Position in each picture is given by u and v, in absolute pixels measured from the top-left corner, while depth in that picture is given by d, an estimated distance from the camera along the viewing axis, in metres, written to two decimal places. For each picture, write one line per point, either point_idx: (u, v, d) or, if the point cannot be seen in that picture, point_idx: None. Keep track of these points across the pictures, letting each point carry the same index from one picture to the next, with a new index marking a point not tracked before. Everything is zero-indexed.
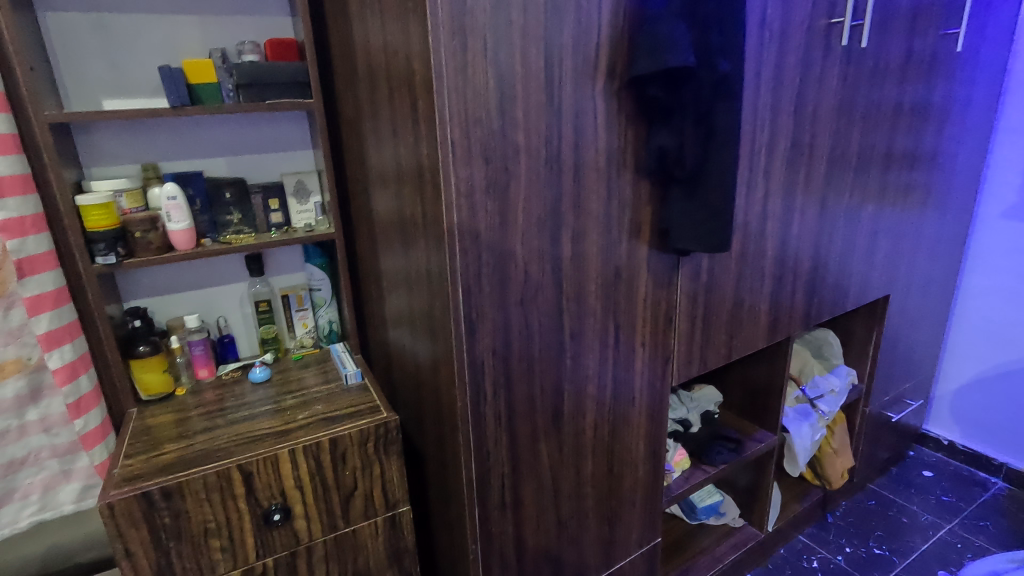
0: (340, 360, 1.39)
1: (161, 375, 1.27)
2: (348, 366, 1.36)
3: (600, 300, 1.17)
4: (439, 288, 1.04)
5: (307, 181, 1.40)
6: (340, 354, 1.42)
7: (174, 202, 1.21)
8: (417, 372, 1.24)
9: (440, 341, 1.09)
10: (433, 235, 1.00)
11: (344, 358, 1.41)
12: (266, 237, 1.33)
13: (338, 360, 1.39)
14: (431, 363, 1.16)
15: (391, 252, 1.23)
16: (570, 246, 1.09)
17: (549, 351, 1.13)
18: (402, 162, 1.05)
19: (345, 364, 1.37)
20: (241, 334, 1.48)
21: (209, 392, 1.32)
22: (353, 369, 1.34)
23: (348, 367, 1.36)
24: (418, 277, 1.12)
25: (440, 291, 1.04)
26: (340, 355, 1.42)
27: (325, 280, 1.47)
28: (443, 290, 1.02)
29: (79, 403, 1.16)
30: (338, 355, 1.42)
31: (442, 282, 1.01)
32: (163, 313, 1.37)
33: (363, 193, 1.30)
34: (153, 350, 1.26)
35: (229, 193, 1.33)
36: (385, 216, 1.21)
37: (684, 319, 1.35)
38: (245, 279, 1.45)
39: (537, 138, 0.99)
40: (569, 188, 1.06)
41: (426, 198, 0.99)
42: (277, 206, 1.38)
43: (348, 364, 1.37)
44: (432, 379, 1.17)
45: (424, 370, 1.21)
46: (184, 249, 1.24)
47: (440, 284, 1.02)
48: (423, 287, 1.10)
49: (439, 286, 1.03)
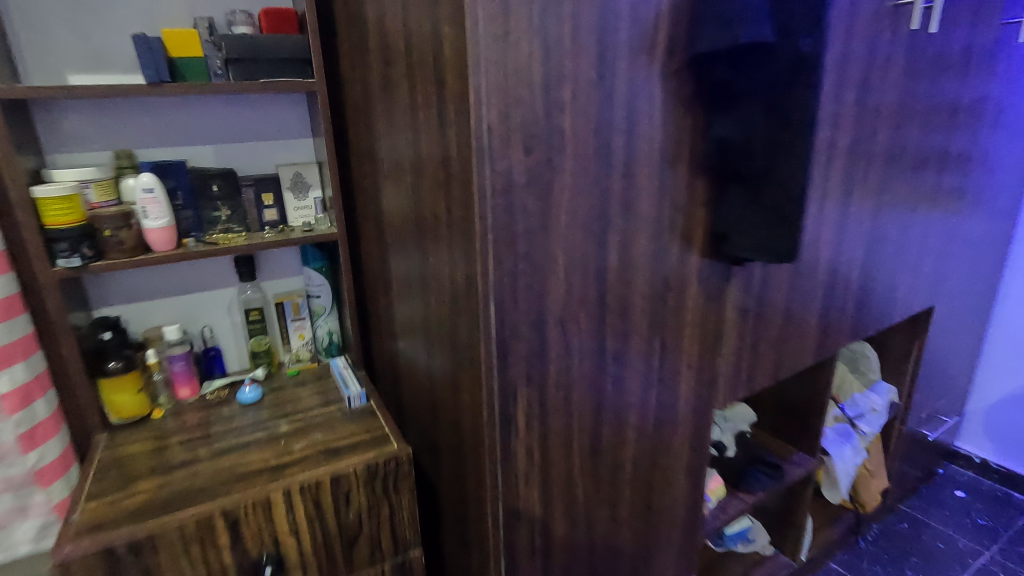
0: (341, 379, 1.22)
1: (134, 397, 1.11)
2: (352, 386, 1.19)
3: (646, 315, 1.01)
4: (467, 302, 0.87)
5: (306, 174, 1.24)
6: (341, 371, 1.25)
7: (152, 197, 1.04)
8: (433, 395, 1.08)
9: (463, 363, 0.93)
10: (460, 239, 0.84)
11: (346, 376, 1.24)
12: (258, 238, 1.16)
13: (339, 380, 1.22)
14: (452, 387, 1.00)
15: (402, 257, 1.06)
16: (616, 253, 0.93)
17: (589, 375, 0.97)
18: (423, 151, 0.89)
19: (348, 384, 1.20)
20: (229, 347, 1.30)
21: (191, 414, 1.15)
22: (356, 389, 1.18)
23: (351, 386, 1.19)
24: (437, 288, 0.96)
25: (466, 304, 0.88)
26: (342, 372, 1.25)
27: (325, 286, 1.29)
28: (471, 304, 0.85)
29: (33, 433, 0.99)
30: (339, 373, 1.25)
31: (470, 295, 0.85)
32: (139, 322, 1.20)
33: (370, 189, 1.13)
34: (126, 368, 1.09)
35: (216, 185, 1.16)
36: (397, 215, 1.04)
37: (733, 335, 1.19)
38: (234, 284, 1.28)
39: (585, 126, 0.83)
40: (618, 186, 0.90)
41: (452, 195, 0.82)
42: (272, 202, 1.21)
43: (350, 384, 1.20)
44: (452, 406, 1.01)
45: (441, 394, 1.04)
46: (162, 251, 1.07)
47: (466, 297, 0.86)
48: (445, 300, 0.94)
49: (466, 299, 0.86)
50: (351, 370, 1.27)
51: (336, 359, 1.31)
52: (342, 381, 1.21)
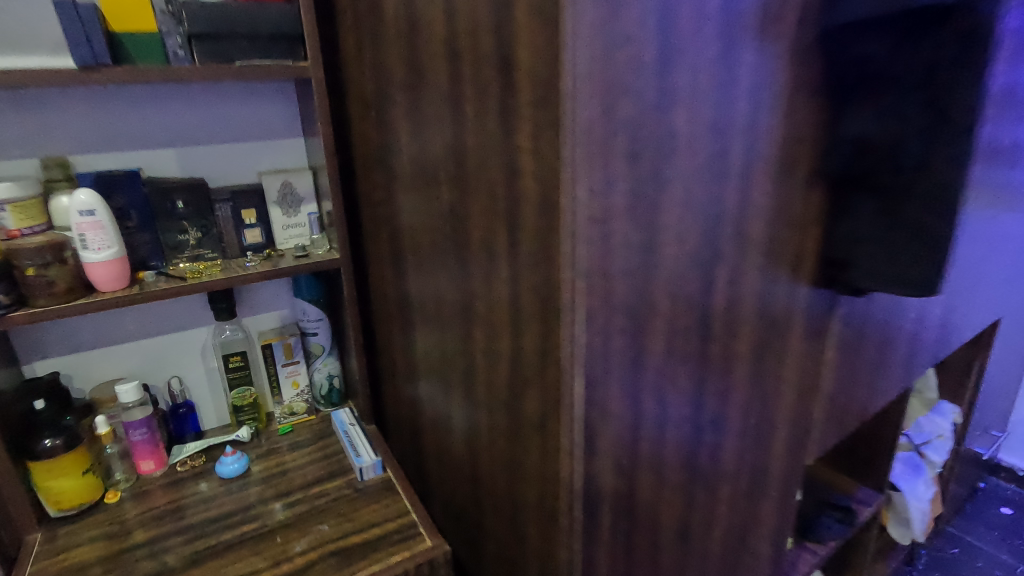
0: (349, 443, 0.98)
1: (79, 481, 0.85)
2: (363, 452, 0.95)
3: (747, 366, 0.79)
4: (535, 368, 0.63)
5: (297, 183, 0.98)
6: (347, 432, 1.00)
7: (94, 221, 0.78)
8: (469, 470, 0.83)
9: (523, 445, 0.68)
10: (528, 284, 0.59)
11: (354, 437, 0.99)
12: (238, 269, 0.91)
13: (346, 444, 0.98)
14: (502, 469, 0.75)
15: (428, 296, 0.82)
16: (724, 292, 0.70)
17: (682, 450, 0.74)
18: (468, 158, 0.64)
19: (357, 449, 0.96)
20: (204, 400, 1.05)
21: (158, 496, 0.90)
22: (370, 456, 0.93)
23: (363, 453, 0.94)
24: (483, 341, 0.71)
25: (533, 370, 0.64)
26: (347, 432, 1.00)
27: (323, 322, 1.06)
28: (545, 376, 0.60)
29: None
30: (345, 433, 1.00)
31: (544, 360, 0.60)
32: (86, 378, 0.94)
33: (382, 204, 0.88)
34: (67, 445, 0.83)
35: (181, 201, 0.90)
36: (421, 240, 0.79)
37: (831, 377, 0.97)
38: (208, 323, 1.02)
39: (703, 125, 0.59)
40: (733, 204, 0.66)
41: (518, 224, 0.58)
42: (254, 221, 0.96)
43: (361, 449, 0.96)
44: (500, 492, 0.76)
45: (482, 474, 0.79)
46: (112, 291, 0.81)
47: (536, 363, 0.61)
48: (496, 358, 0.69)
49: (536, 365, 0.61)
50: (359, 427, 1.02)
51: (338, 413, 1.06)
52: (350, 445, 0.97)
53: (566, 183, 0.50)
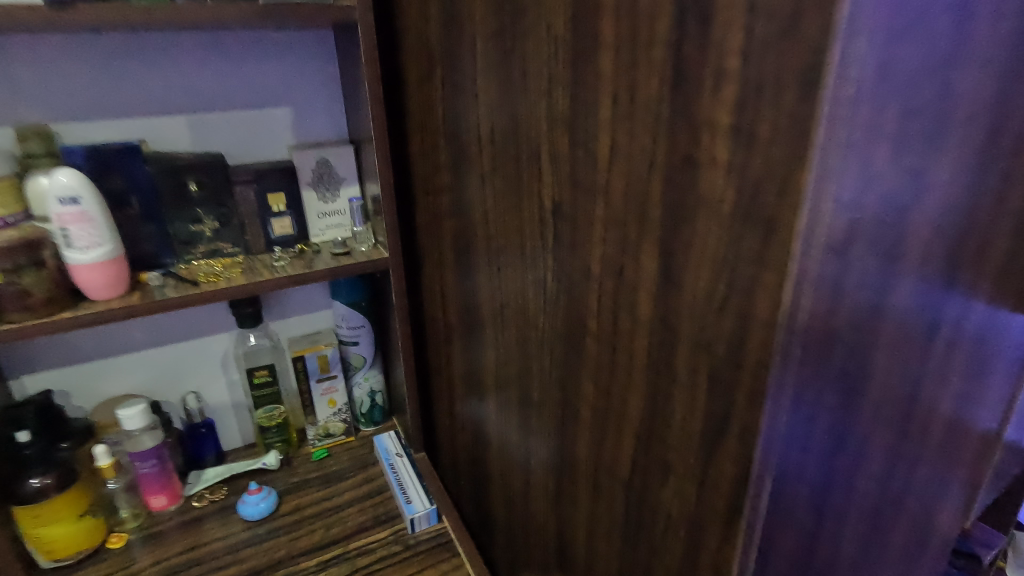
0: (395, 481, 0.80)
1: (74, 527, 0.70)
2: (412, 496, 0.77)
3: (942, 429, 0.57)
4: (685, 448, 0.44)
5: (336, 162, 0.79)
6: (393, 466, 0.83)
7: (79, 211, 0.60)
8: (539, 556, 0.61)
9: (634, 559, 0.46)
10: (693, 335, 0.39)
11: (402, 475, 0.82)
12: (264, 269, 0.73)
13: (392, 482, 0.80)
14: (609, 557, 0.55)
15: (504, 316, 0.62)
16: (944, 338, 0.49)
17: (856, 546, 0.54)
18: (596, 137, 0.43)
19: (406, 490, 0.79)
20: (226, 418, 0.89)
21: (169, 541, 0.75)
22: (421, 502, 0.76)
23: (412, 497, 0.77)
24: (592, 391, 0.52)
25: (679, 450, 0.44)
26: (393, 466, 0.83)
27: (365, 329, 0.87)
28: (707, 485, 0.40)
29: None
30: (391, 467, 0.83)
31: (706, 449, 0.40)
32: (87, 394, 0.78)
33: (443, 191, 0.67)
34: (59, 484, 0.68)
35: (194, 182, 0.72)
36: (501, 244, 0.59)
37: (1015, 430, 0.74)
38: (229, 330, 0.85)
39: (975, 94, 0.38)
40: (981, 214, 0.45)
41: (680, 244, 0.38)
42: (284, 208, 0.78)
43: (411, 492, 0.78)
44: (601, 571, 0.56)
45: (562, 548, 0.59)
46: (105, 302, 0.63)
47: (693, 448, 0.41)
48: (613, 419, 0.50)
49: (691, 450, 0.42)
50: (407, 459, 0.84)
51: (381, 437, 0.88)
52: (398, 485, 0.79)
53: (812, 191, 0.30)
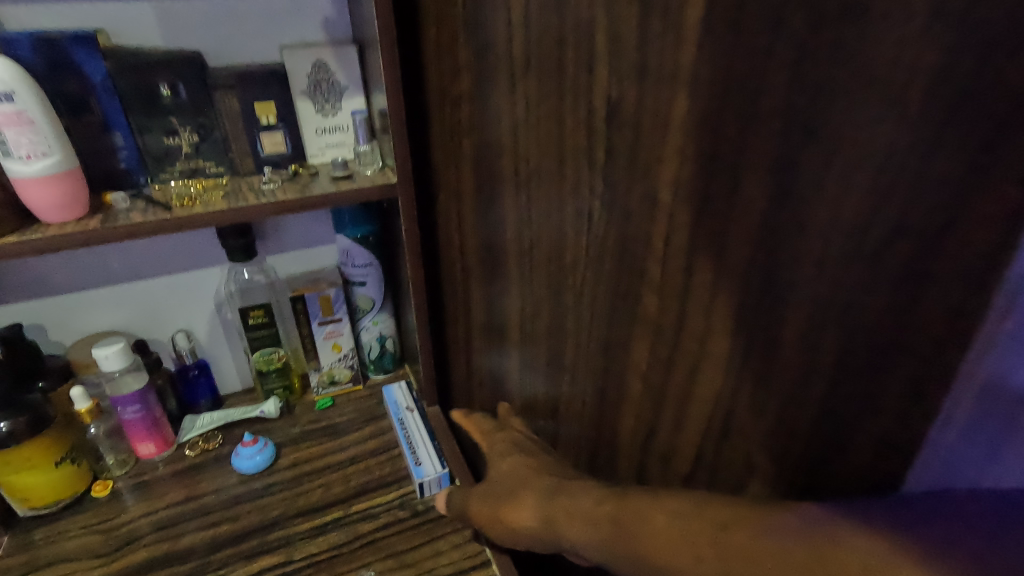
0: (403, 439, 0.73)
1: (51, 475, 0.63)
2: (422, 457, 0.70)
3: None
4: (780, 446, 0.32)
5: (336, 66, 0.66)
6: (402, 421, 0.75)
7: (15, 110, 0.49)
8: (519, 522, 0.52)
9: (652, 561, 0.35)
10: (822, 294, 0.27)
11: (411, 431, 0.74)
12: (252, 192, 0.62)
13: (401, 439, 0.73)
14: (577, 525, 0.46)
15: (535, 259, 0.50)
16: None
17: None
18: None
19: (416, 450, 0.71)
20: (222, 360, 0.81)
21: (159, 492, 0.68)
22: (432, 465, 0.68)
23: (423, 458, 0.69)
24: (648, 359, 0.40)
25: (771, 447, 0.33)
26: (402, 422, 0.75)
27: (373, 268, 0.77)
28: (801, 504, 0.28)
29: None
30: (400, 421, 0.75)
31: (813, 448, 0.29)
32: (66, 329, 0.71)
33: (463, 99, 0.54)
34: (31, 429, 0.60)
35: (166, 85, 0.60)
36: (534, 166, 0.45)
37: None
38: (221, 263, 0.75)
39: None
40: None
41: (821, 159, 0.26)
42: (275, 120, 0.65)
43: (421, 452, 0.70)
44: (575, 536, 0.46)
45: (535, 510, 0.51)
46: (59, 225, 0.53)
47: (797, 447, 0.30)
48: (675, 396, 0.38)
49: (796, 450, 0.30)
50: (417, 413, 0.76)
51: (389, 387, 0.80)
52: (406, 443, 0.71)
53: None
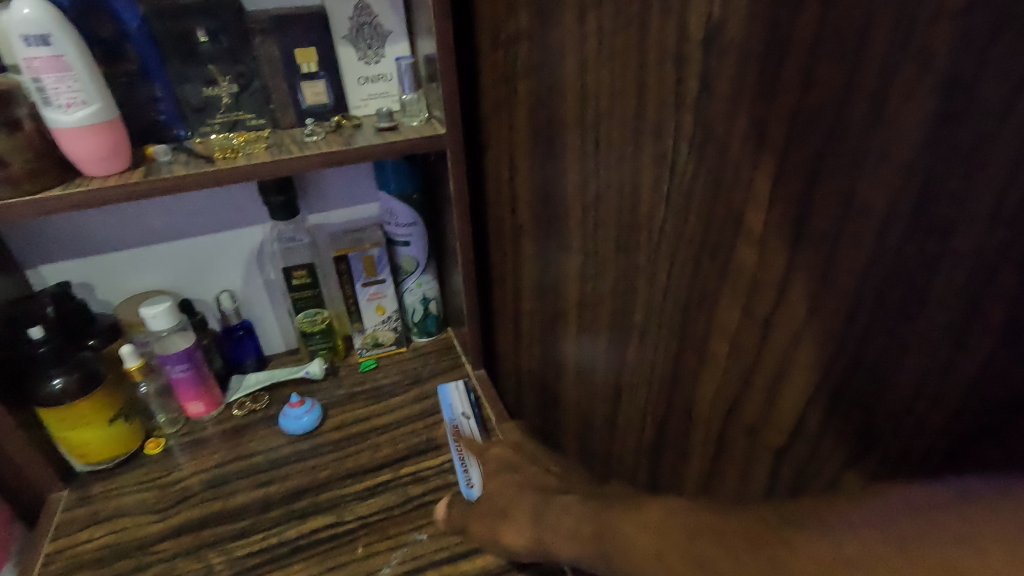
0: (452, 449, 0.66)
1: (105, 433, 0.64)
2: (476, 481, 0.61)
3: None
4: None
5: (380, 8, 0.61)
6: (456, 429, 0.68)
7: (53, 55, 0.46)
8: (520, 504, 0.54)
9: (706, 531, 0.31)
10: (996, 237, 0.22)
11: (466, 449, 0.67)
12: (295, 145, 0.59)
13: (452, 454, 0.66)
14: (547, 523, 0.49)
15: (603, 215, 0.46)
16: None
17: None
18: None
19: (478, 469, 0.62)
20: (267, 321, 0.80)
21: (211, 451, 0.69)
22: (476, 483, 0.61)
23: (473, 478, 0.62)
24: (739, 318, 0.36)
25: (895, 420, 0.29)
26: (455, 430, 0.68)
27: (416, 228, 0.74)
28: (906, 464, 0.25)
29: None
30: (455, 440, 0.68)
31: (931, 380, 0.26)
32: (113, 288, 0.70)
33: (521, 38, 0.49)
34: (84, 387, 0.61)
35: (202, 31, 0.57)
36: (608, 111, 0.42)
37: None
38: (264, 223, 0.73)
39: None
40: None
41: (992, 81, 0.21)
42: (317, 68, 0.62)
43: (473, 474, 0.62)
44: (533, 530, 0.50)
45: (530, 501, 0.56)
46: (102, 179, 0.51)
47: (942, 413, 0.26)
48: (768, 362, 0.35)
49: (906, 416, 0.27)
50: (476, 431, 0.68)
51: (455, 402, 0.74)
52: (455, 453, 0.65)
53: None
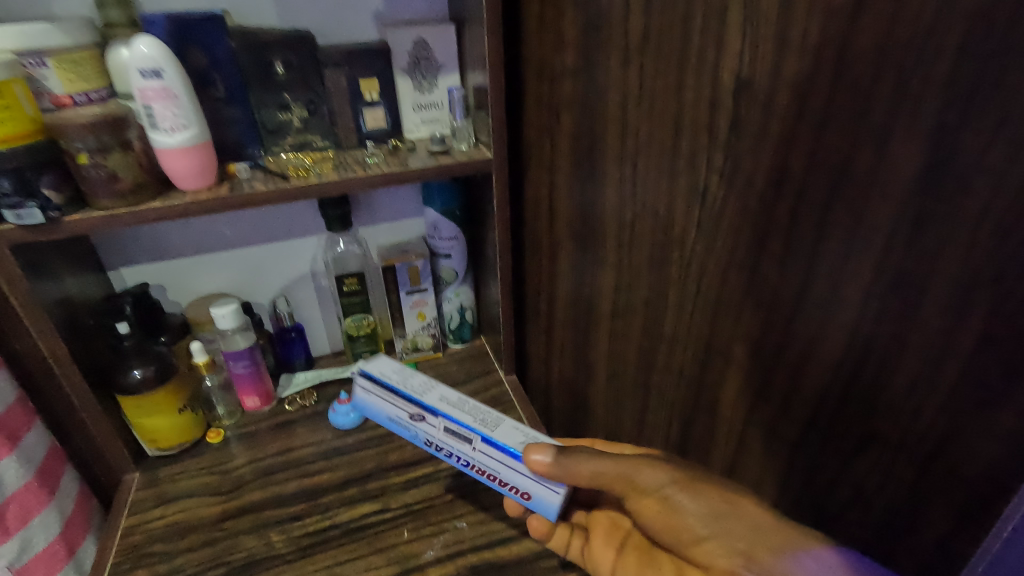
0: (497, 417, 0.56)
1: (175, 420, 0.70)
2: (535, 489, 0.52)
3: None
4: (906, 414, 0.34)
5: (434, 43, 0.68)
6: (440, 405, 0.57)
7: (162, 86, 0.53)
8: (652, 511, 0.51)
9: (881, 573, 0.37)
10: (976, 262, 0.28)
11: (447, 437, 0.56)
12: (358, 165, 0.65)
13: (460, 419, 0.55)
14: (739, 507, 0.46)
15: (637, 233, 0.52)
16: None
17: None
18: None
19: (502, 486, 0.54)
20: (315, 323, 0.86)
21: (266, 441, 0.75)
22: (551, 492, 0.51)
23: (538, 478, 0.52)
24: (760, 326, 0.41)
25: (898, 413, 0.34)
26: (441, 405, 0.57)
27: (457, 241, 0.80)
28: None
29: (43, 472, 0.59)
30: (426, 412, 0.56)
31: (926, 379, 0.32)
32: (182, 289, 0.77)
33: (567, 75, 0.55)
34: (160, 378, 0.67)
35: (281, 63, 0.64)
36: (645, 144, 0.47)
37: None
38: (318, 233, 0.80)
39: None
40: None
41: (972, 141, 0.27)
42: (377, 96, 0.69)
43: (513, 473, 0.53)
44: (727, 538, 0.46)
45: (643, 485, 0.50)
46: (194, 192, 0.58)
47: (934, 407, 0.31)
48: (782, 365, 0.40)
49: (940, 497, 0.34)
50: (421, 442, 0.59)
51: (361, 406, 0.62)
52: (510, 422, 0.56)
53: None
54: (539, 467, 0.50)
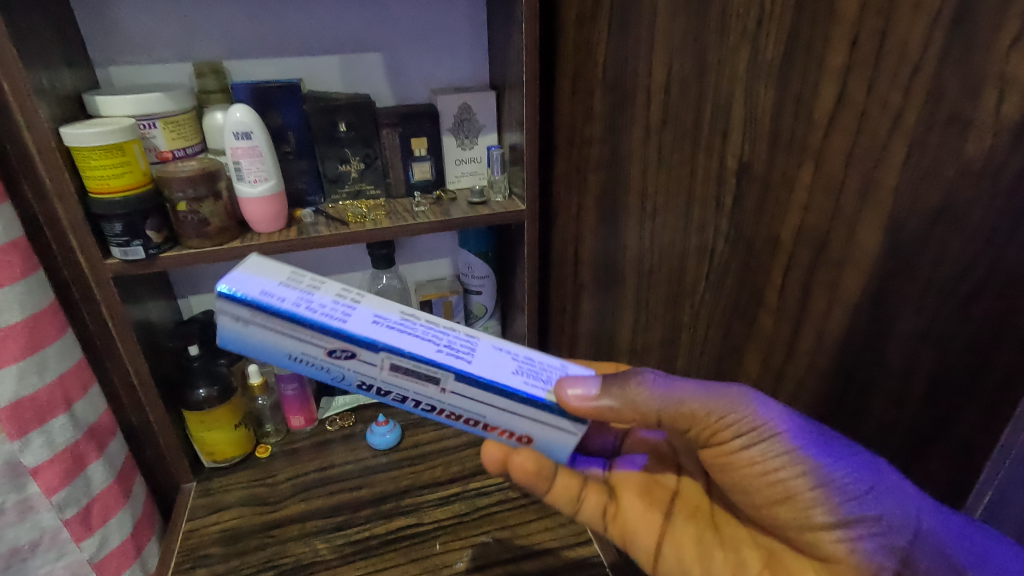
0: (463, 344, 0.47)
1: (231, 435, 0.78)
2: (536, 432, 0.49)
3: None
4: None
5: (477, 108, 0.78)
6: (382, 333, 0.44)
7: (250, 146, 0.63)
8: (755, 472, 0.53)
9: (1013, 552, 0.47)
10: None
11: (399, 376, 0.45)
12: (407, 212, 0.74)
13: (420, 355, 0.44)
14: (883, 485, 0.52)
15: None
16: None
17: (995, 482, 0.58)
18: (820, 100, 0.50)
19: (475, 425, 0.49)
20: None
21: (309, 457, 0.82)
22: (567, 431, 0.49)
23: (538, 415, 0.48)
24: (770, 333, 0.61)
25: None
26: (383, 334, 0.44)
27: (489, 280, 0.88)
28: None
29: (120, 476, 0.66)
30: (355, 345, 0.44)
31: None
32: None
33: None
34: (221, 396, 0.75)
35: (344, 123, 0.73)
36: None
37: None
38: (363, 269, 0.89)
39: None
40: None
41: None
42: (425, 151, 0.78)
43: (502, 415, 0.48)
44: (886, 515, 0.52)
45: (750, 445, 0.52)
46: (267, 235, 0.67)
47: None
48: (782, 346, 0.62)
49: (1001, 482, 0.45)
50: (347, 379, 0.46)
51: (232, 342, 0.44)
52: (482, 349, 0.48)
53: None
54: (572, 399, 0.46)
